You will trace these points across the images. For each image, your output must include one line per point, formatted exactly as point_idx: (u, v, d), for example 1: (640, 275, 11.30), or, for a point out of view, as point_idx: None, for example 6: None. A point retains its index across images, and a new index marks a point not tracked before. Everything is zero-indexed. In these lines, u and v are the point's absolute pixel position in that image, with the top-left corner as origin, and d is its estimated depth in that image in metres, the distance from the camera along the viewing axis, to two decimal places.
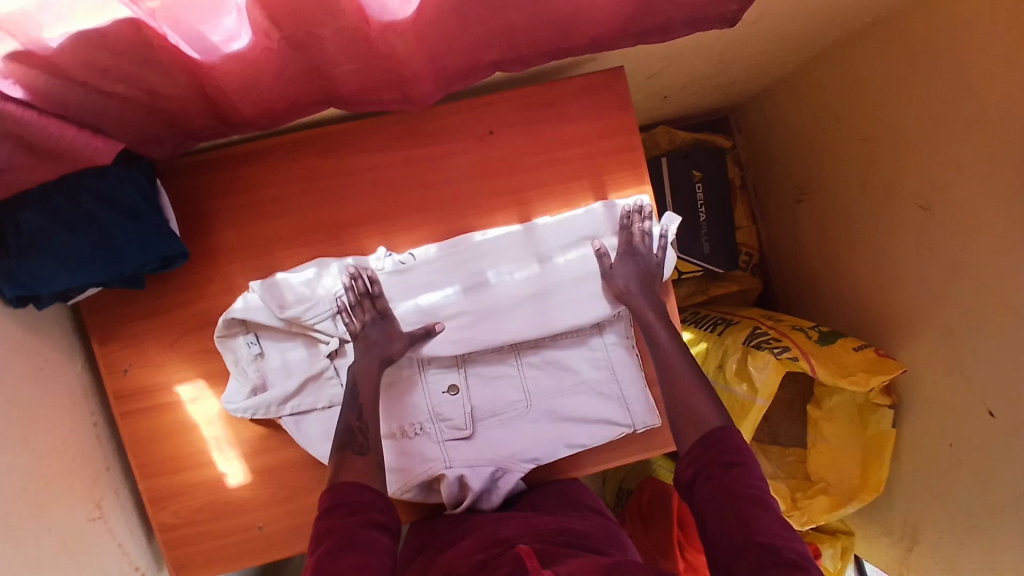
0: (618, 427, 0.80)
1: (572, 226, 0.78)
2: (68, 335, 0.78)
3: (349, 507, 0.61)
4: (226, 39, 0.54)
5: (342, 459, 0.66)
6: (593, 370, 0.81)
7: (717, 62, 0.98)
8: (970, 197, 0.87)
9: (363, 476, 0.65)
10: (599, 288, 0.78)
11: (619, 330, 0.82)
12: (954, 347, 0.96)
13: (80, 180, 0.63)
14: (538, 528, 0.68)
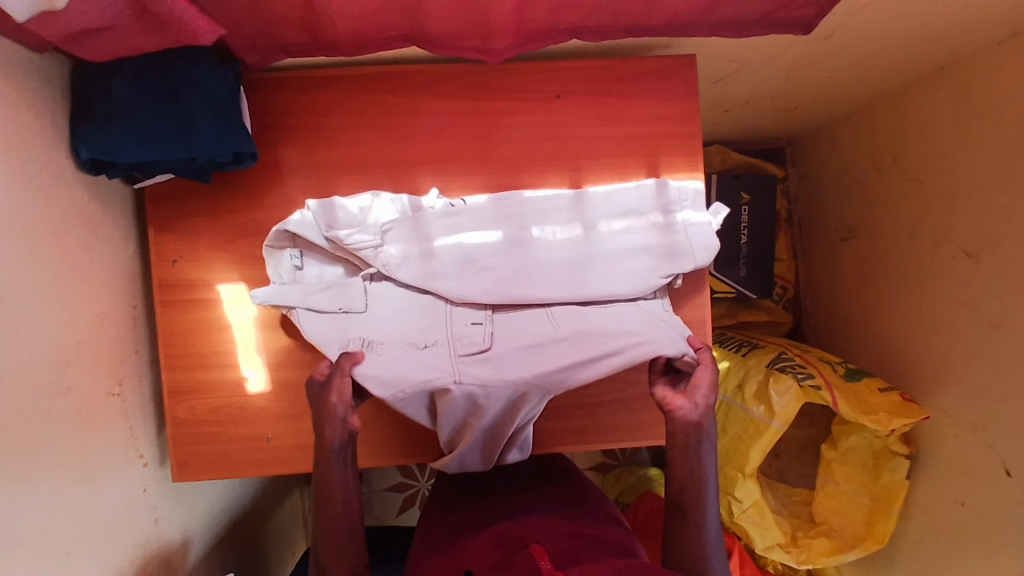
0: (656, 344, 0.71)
1: (621, 199, 0.80)
2: (128, 218, 0.82)
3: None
4: None
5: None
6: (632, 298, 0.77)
7: (784, 79, 1.01)
8: (1017, 246, 0.86)
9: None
10: (640, 264, 0.77)
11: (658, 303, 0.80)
12: (980, 400, 0.94)
13: (175, 61, 0.69)
14: (551, 531, 0.70)
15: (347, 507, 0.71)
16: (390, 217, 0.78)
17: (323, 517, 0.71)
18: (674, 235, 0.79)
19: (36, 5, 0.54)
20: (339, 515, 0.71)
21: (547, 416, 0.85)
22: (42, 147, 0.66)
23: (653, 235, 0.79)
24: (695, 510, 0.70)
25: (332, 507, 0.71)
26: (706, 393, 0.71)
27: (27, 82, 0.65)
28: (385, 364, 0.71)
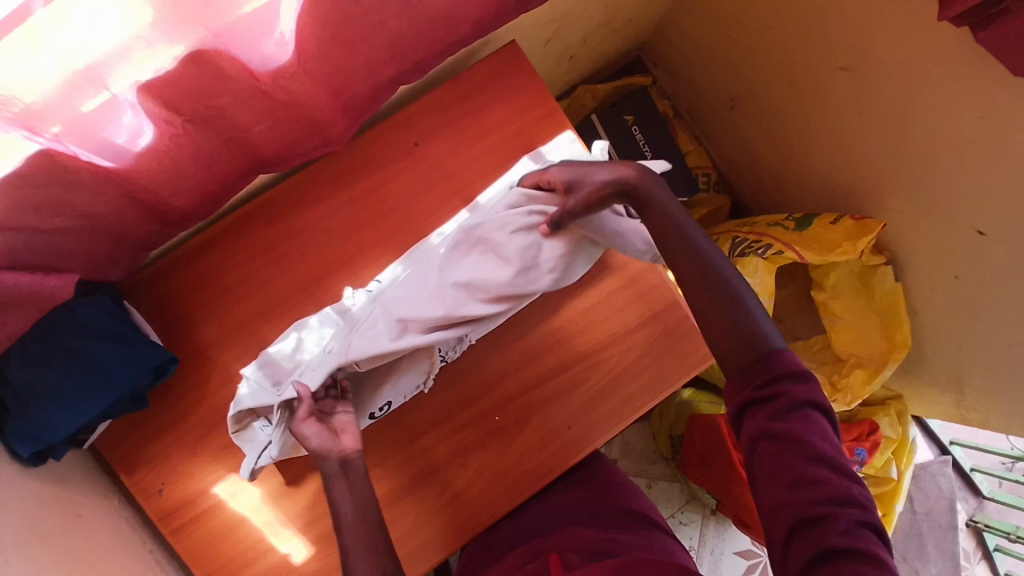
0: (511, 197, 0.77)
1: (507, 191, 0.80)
2: (95, 478, 0.78)
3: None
4: (132, 137, 0.54)
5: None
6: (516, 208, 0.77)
7: (605, 6, 1.01)
8: (885, 40, 0.89)
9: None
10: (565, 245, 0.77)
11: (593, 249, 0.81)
12: (921, 187, 0.97)
13: (53, 320, 0.65)
14: (582, 538, 0.72)
15: (359, 525, 0.64)
16: (319, 339, 0.76)
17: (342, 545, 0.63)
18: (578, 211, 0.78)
19: None
20: (358, 534, 0.63)
21: (569, 424, 0.83)
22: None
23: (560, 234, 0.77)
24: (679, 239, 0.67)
25: (341, 520, 0.64)
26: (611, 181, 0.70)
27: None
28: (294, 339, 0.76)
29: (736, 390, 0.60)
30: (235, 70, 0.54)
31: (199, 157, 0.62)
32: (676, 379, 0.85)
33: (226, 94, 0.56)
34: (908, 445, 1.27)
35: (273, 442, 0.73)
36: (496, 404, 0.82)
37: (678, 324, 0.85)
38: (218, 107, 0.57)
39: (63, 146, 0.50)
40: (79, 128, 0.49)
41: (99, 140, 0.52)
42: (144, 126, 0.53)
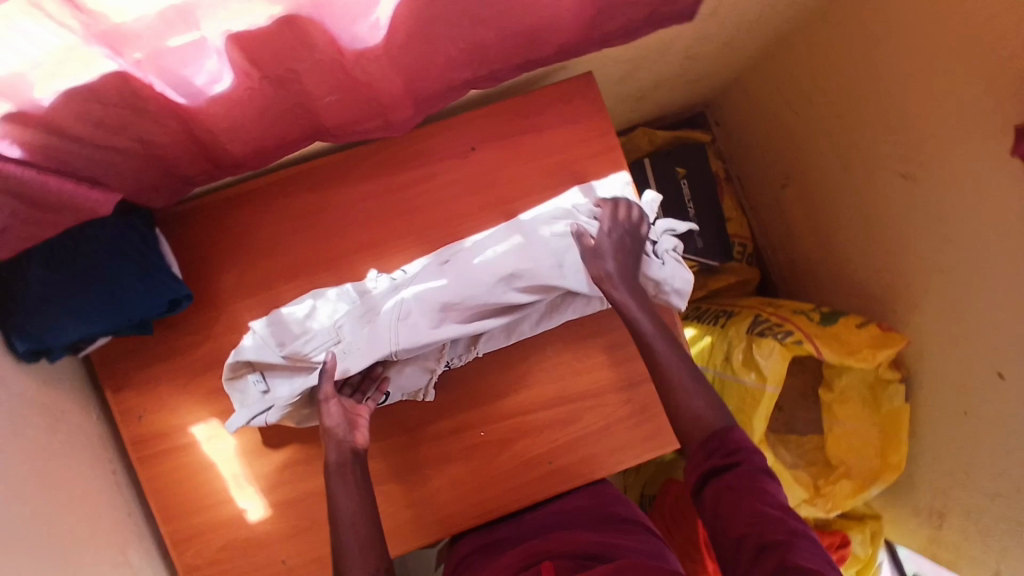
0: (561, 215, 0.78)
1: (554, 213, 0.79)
2: (81, 387, 0.79)
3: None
4: (209, 82, 0.55)
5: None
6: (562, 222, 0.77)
7: (686, 58, 1.02)
8: (954, 161, 0.88)
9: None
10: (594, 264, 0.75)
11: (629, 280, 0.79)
12: (955, 317, 0.96)
13: (83, 232, 0.67)
14: (578, 543, 0.71)
15: (360, 521, 0.66)
16: (331, 316, 0.76)
17: (338, 541, 0.65)
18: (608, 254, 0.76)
19: None
20: (358, 531, 0.65)
21: (550, 457, 0.82)
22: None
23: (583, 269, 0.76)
24: (669, 365, 0.70)
25: (339, 511, 0.66)
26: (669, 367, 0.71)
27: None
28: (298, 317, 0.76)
29: (695, 467, 0.64)
30: (323, 41, 0.54)
31: (264, 112, 0.63)
32: (664, 441, 0.84)
33: (306, 61, 0.57)
34: (872, 567, 1.24)
35: (272, 406, 0.72)
36: (483, 420, 0.82)
37: None
38: (294, 72, 0.58)
39: (142, 74, 0.51)
40: (160, 60, 0.50)
41: (178, 76, 0.53)
42: (223, 74, 0.55)
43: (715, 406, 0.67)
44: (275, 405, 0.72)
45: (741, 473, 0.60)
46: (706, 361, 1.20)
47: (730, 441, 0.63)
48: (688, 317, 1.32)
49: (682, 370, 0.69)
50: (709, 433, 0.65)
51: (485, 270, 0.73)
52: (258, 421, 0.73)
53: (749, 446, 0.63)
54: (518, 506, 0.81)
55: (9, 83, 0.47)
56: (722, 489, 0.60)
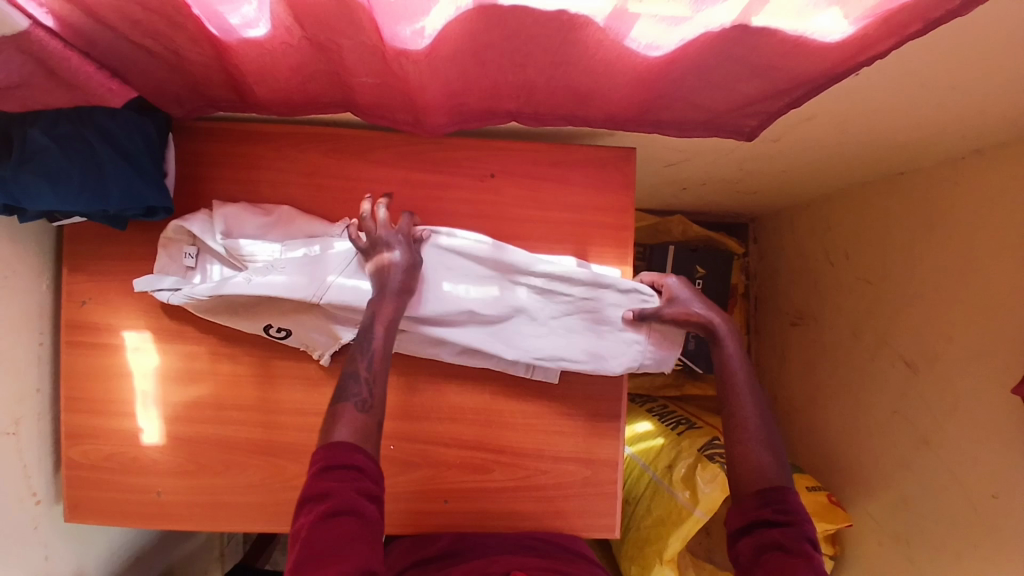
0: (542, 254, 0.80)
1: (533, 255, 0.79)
2: (43, 254, 0.79)
3: (347, 471, 0.60)
4: (243, 24, 0.55)
5: (340, 410, 0.65)
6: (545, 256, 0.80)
7: (740, 168, 1.00)
8: (957, 369, 0.85)
9: (356, 433, 0.64)
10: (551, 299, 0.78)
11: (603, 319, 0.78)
12: (904, 518, 0.92)
13: (93, 115, 0.67)
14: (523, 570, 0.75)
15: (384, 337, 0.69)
16: (269, 257, 0.75)
17: (367, 344, 0.68)
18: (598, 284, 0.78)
19: None
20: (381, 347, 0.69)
21: (448, 497, 0.81)
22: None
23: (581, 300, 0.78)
24: (749, 424, 0.72)
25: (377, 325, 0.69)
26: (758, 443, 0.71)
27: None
28: (252, 224, 0.76)
29: (741, 514, 0.66)
30: (369, 28, 0.54)
31: (299, 70, 0.63)
32: (566, 524, 0.82)
33: (351, 39, 0.57)
34: None
35: (179, 290, 0.73)
36: (397, 435, 0.81)
37: (602, 483, 0.82)
38: (336, 44, 0.57)
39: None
40: None
41: (213, 8, 0.53)
42: (260, 21, 0.55)
43: (781, 466, 0.70)
44: (182, 290, 0.73)
45: (790, 538, 0.62)
46: (650, 461, 1.16)
47: (786, 502, 0.65)
48: (653, 412, 1.28)
49: (754, 415, 0.73)
50: (762, 483, 0.68)
51: (457, 291, 0.77)
52: (162, 295, 0.74)
53: (803, 515, 0.65)
54: (437, 528, 0.81)
55: None
56: (765, 545, 0.63)
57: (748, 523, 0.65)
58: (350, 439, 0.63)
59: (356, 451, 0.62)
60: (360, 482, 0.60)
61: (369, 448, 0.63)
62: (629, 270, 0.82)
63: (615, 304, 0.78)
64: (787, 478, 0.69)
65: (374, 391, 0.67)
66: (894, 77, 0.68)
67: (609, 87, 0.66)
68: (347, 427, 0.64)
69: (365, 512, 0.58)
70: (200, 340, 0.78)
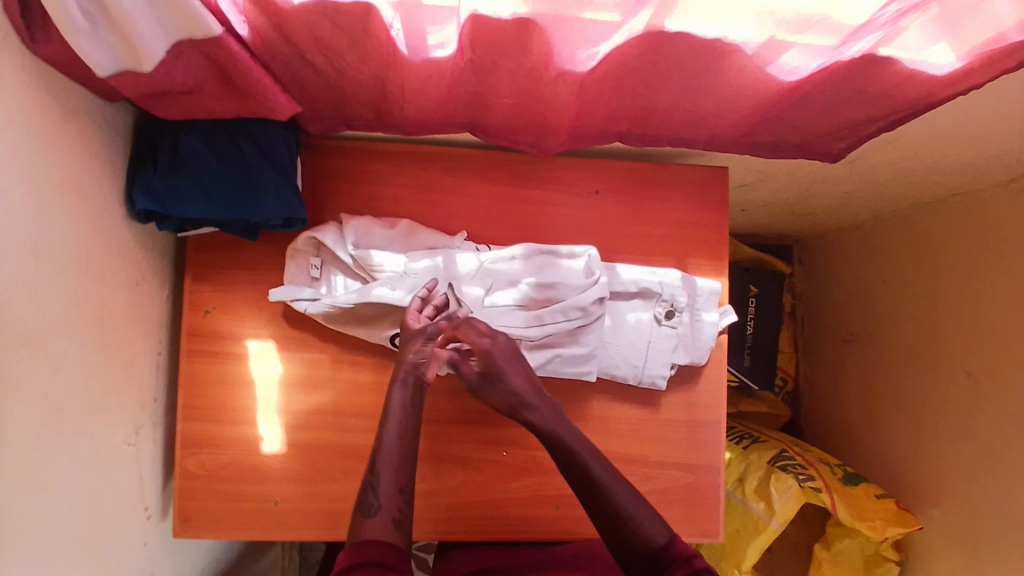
0: (644, 271, 0.83)
1: (640, 273, 0.83)
2: (166, 264, 0.82)
3: (373, 567, 0.61)
4: (436, 45, 0.61)
5: (356, 523, 0.66)
6: (645, 275, 0.83)
7: (804, 191, 1.07)
8: (1017, 381, 0.90)
9: (377, 535, 0.65)
10: (647, 314, 0.83)
11: (689, 337, 0.83)
12: (969, 523, 0.95)
13: (245, 126, 0.71)
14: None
15: (403, 435, 0.72)
16: (396, 267, 0.78)
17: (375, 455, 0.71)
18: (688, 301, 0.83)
19: (121, 65, 0.56)
20: (392, 454, 0.70)
21: (559, 503, 0.84)
22: (93, 186, 0.66)
23: (671, 317, 0.82)
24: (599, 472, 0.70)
25: (389, 421, 0.72)
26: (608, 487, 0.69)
27: (87, 123, 0.64)
28: (378, 238, 0.80)
29: None
30: (538, 52, 0.59)
31: (450, 88, 0.68)
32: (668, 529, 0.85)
33: (512, 62, 0.62)
34: None
35: (319, 299, 0.76)
36: (509, 441, 0.84)
37: (703, 488, 0.86)
38: (497, 66, 0.63)
39: (391, 12, 0.56)
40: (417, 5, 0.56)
41: (416, 27, 0.58)
42: (451, 42, 0.60)
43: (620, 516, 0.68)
44: (323, 300, 0.76)
45: None
46: None
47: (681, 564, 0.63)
48: None
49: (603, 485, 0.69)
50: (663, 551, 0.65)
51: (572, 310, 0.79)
52: (300, 305, 0.76)
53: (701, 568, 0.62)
54: (549, 536, 0.83)
55: None
56: None
57: None
58: (373, 539, 0.64)
59: (381, 547, 0.64)
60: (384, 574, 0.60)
61: (398, 545, 0.65)
62: (725, 282, 0.87)
63: (699, 323, 0.83)
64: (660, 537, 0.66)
65: (381, 494, 0.68)
66: (975, 109, 0.75)
67: (725, 111, 0.72)
68: (366, 535, 0.65)
69: None
70: (322, 348, 0.81)
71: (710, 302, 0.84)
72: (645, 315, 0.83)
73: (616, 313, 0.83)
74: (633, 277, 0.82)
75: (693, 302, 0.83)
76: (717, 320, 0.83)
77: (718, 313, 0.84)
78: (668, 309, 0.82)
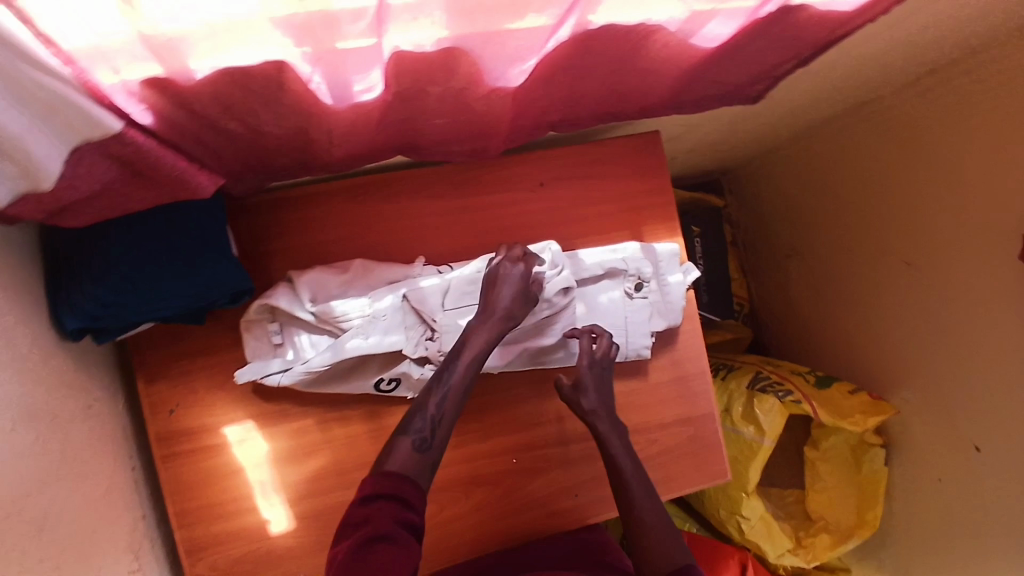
0: (605, 251, 0.84)
1: (602, 254, 0.84)
2: (112, 374, 0.76)
3: (392, 502, 0.62)
4: (364, 90, 0.56)
5: (397, 439, 0.67)
6: (606, 255, 0.84)
7: (726, 130, 1.11)
8: (958, 260, 0.98)
9: (407, 467, 0.65)
10: (617, 292, 0.84)
11: (661, 303, 0.85)
12: (941, 398, 1.05)
13: (168, 213, 0.66)
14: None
15: (466, 379, 0.71)
16: (361, 312, 0.74)
17: (442, 381, 0.70)
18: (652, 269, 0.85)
19: (16, 189, 0.50)
20: (457, 389, 0.70)
21: (578, 491, 0.85)
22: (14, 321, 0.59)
23: (640, 289, 0.84)
24: (634, 486, 0.75)
25: (466, 357, 0.71)
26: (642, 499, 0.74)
27: None
28: (334, 286, 0.76)
29: None
30: (468, 72, 0.57)
31: (379, 122, 0.64)
32: (682, 484, 0.89)
33: (440, 86, 0.59)
34: None
35: (291, 368, 0.72)
36: (516, 447, 0.84)
37: (705, 437, 0.90)
38: (426, 92, 0.59)
39: (308, 69, 0.51)
40: (341, 60, 0.51)
41: (342, 80, 0.54)
42: (379, 84, 0.56)
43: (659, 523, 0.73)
44: (294, 368, 0.72)
45: None
46: None
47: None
48: None
49: (640, 495, 0.74)
50: (673, 563, 0.69)
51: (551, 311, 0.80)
52: (272, 379, 0.72)
53: None
54: (580, 522, 0.85)
55: (172, 47, 0.45)
56: None
57: None
58: (399, 471, 0.64)
59: (406, 481, 0.64)
60: (401, 513, 0.61)
61: (419, 484, 0.65)
62: (681, 241, 0.89)
63: (666, 288, 0.85)
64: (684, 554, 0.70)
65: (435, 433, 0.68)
66: (873, 28, 0.79)
67: (652, 83, 0.73)
68: (399, 462, 0.65)
69: (401, 540, 0.58)
70: (305, 413, 0.78)
71: (672, 265, 0.86)
72: (616, 292, 0.84)
73: (588, 299, 0.83)
74: (596, 261, 0.83)
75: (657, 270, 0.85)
76: (682, 281, 0.86)
77: (682, 274, 0.86)
78: (637, 282, 0.84)
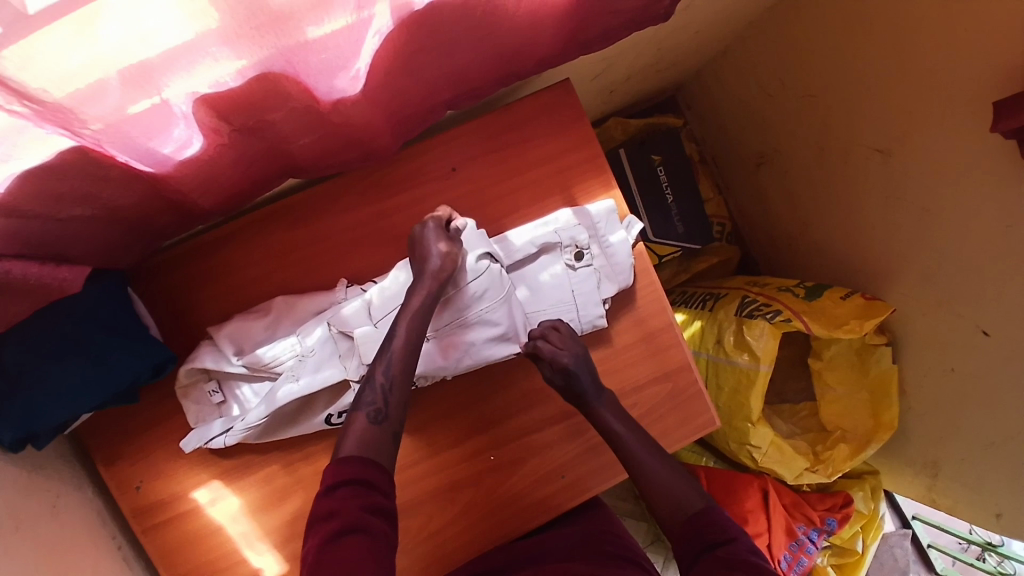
0: (534, 227, 0.78)
1: (532, 231, 0.78)
2: (74, 463, 0.75)
3: (356, 488, 0.60)
4: (178, 148, 0.51)
5: (353, 415, 0.66)
6: (537, 231, 0.78)
7: (657, 50, 1.01)
8: (927, 136, 0.87)
9: (364, 446, 0.63)
10: (558, 266, 0.79)
11: (608, 266, 0.79)
12: (934, 287, 0.96)
13: (58, 304, 0.61)
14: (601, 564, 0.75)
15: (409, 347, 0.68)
16: (290, 353, 0.72)
17: (387, 348, 0.68)
18: (589, 234, 0.79)
19: None
20: (403, 356, 0.68)
21: (563, 472, 0.83)
22: None
23: (581, 258, 0.78)
24: (636, 446, 0.74)
25: (406, 320, 0.69)
26: (647, 457, 0.74)
27: None
28: (259, 332, 0.73)
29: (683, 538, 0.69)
30: (297, 91, 0.51)
31: (238, 160, 0.58)
32: (671, 441, 0.86)
33: (281, 111, 0.53)
34: (877, 521, 1.23)
35: (232, 427, 0.71)
36: (491, 443, 0.82)
37: (685, 389, 0.85)
38: (268, 122, 0.54)
39: (104, 148, 0.47)
40: (121, 129, 0.45)
41: (145, 147, 0.49)
42: (192, 137, 0.50)
43: (675, 474, 0.74)
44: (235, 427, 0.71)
45: (732, 551, 0.64)
46: (699, 344, 1.21)
47: (717, 523, 0.69)
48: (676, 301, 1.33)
49: (644, 451, 0.74)
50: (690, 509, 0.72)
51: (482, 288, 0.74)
52: (217, 442, 0.72)
53: (732, 529, 0.68)
54: (571, 505, 0.83)
55: None
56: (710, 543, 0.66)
57: (694, 544, 0.67)
58: (356, 453, 0.63)
59: (367, 464, 0.62)
60: (368, 498, 0.60)
61: (381, 464, 0.63)
62: (619, 192, 0.82)
63: (611, 248, 0.79)
64: (698, 499, 0.73)
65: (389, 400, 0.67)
66: None
67: (533, 38, 0.65)
68: (358, 440, 0.64)
69: (373, 528, 0.58)
70: (269, 458, 0.77)
71: (612, 224, 0.80)
72: (557, 267, 0.79)
73: (528, 281, 0.79)
74: (527, 240, 0.78)
75: (596, 232, 0.79)
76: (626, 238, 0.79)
77: (624, 231, 0.80)
78: (576, 252, 0.78)
